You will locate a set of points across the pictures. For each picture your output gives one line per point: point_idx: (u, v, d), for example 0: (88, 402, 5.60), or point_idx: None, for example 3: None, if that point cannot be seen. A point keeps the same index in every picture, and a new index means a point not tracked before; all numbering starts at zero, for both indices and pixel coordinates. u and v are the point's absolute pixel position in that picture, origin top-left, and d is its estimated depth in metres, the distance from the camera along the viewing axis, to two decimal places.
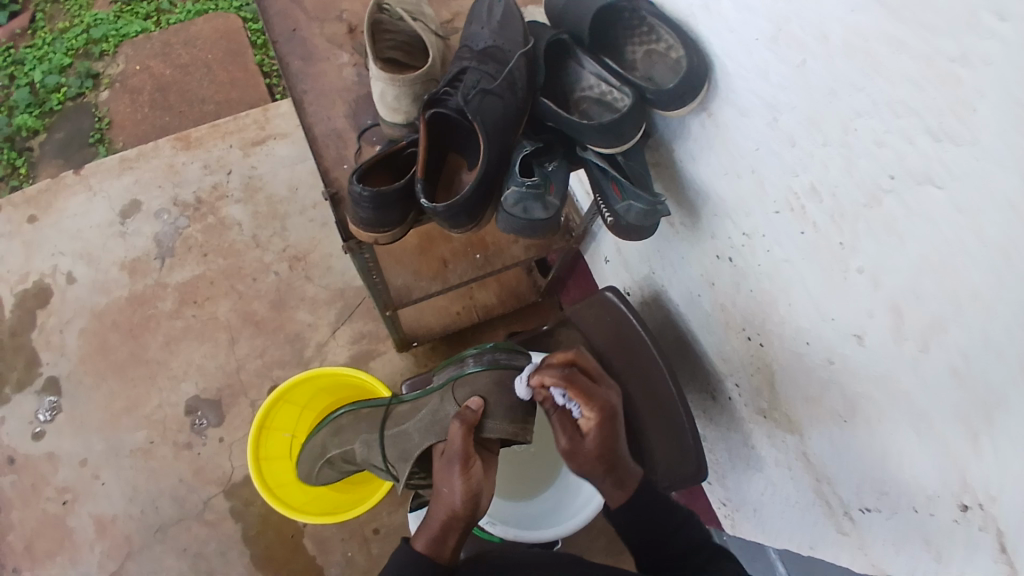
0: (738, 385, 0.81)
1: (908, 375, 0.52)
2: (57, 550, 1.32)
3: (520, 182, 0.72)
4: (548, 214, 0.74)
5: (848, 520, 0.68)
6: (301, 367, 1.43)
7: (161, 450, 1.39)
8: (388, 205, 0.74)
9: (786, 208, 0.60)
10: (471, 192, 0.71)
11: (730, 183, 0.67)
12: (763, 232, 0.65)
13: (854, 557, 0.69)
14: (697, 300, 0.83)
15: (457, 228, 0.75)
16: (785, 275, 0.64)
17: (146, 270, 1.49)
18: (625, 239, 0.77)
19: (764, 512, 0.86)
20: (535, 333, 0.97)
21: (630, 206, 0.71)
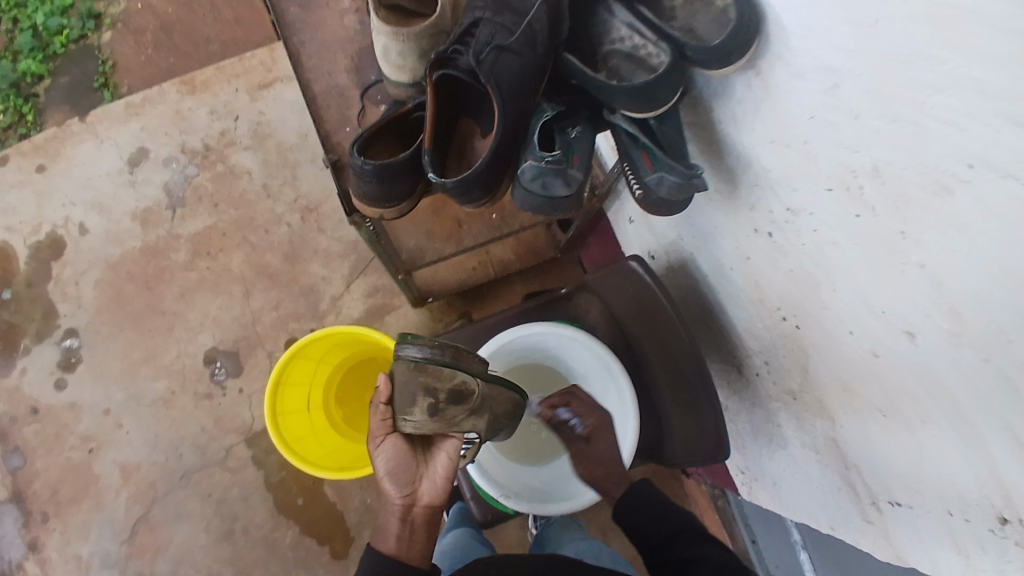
0: (767, 363, 0.79)
1: (959, 380, 0.49)
2: (81, 495, 1.38)
3: (539, 158, 0.68)
4: (570, 190, 0.70)
5: (875, 510, 0.69)
6: (316, 321, 1.42)
7: (181, 399, 1.42)
8: (395, 178, 0.70)
9: (840, 186, 0.55)
10: (483, 166, 0.67)
11: (776, 153, 0.62)
12: (810, 210, 0.61)
13: (876, 542, 0.71)
14: (730, 273, 0.80)
15: (471, 202, 0.72)
16: (830, 259, 0.61)
17: (157, 221, 1.48)
18: (655, 213, 0.73)
19: (784, 486, 0.89)
20: (554, 296, 0.98)
21: (661, 179, 0.66)
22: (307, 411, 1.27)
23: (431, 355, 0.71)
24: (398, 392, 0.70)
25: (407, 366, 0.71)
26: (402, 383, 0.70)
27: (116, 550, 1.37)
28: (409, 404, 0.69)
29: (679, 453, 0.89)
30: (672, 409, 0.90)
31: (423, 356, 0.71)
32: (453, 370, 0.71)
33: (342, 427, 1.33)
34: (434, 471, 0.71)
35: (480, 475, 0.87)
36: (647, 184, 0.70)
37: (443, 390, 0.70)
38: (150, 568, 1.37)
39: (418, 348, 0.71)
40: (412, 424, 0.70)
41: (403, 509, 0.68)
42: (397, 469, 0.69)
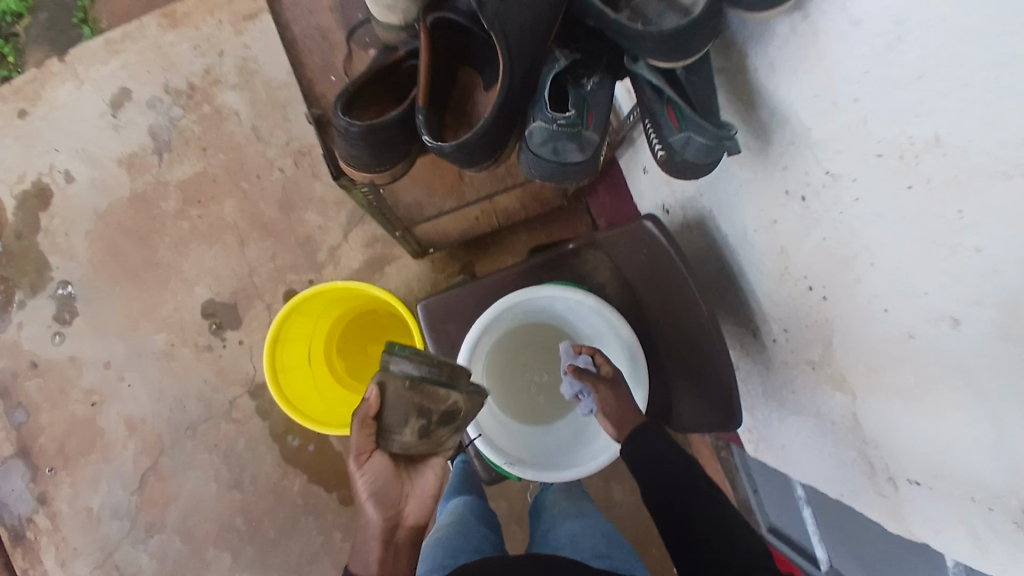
0: (787, 331, 0.75)
1: (1004, 377, 0.45)
2: (89, 448, 1.40)
3: (550, 121, 0.63)
4: (584, 155, 0.65)
5: (890, 485, 0.66)
6: (315, 272, 1.38)
7: (182, 352, 1.40)
8: (384, 141, 0.64)
9: (893, 154, 0.48)
10: (484, 128, 0.61)
11: (817, 110, 0.55)
12: (854, 176, 0.53)
13: (885, 513, 0.69)
14: (754, 237, 0.73)
15: (473, 166, 0.67)
16: (870, 232, 0.54)
17: (145, 167, 1.41)
18: (677, 176, 0.67)
19: (791, 450, 0.87)
20: (560, 254, 0.95)
21: (687, 140, 0.61)
22: (309, 365, 1.25)
23: (429, 373, 0.63)
24: (389, 408, 0.64)
25: (399, 381, 0.63)
26: (394, 399, 0.63)
27: (127, 500, 1.40)
28: (400, 424, 0.64)
29: (687, 420, 0.88)
30: (679, 376, 0.88)
31: (420, 373, 0.63)
32: (449, 390, 0.65)
33: (346, 380, 1.31)
34: (421, 491, 0.69)
35: (484, 442, 0.84)
36: (670, 144, 0.63)
37: (438, 412, 0.64)
38: (162, 517, 1.40)
39: (413, 363, 0.63)
40: (399, 443, 0.65)
41: (385, 533, 0.66)
42: (384, 489, 0.66)
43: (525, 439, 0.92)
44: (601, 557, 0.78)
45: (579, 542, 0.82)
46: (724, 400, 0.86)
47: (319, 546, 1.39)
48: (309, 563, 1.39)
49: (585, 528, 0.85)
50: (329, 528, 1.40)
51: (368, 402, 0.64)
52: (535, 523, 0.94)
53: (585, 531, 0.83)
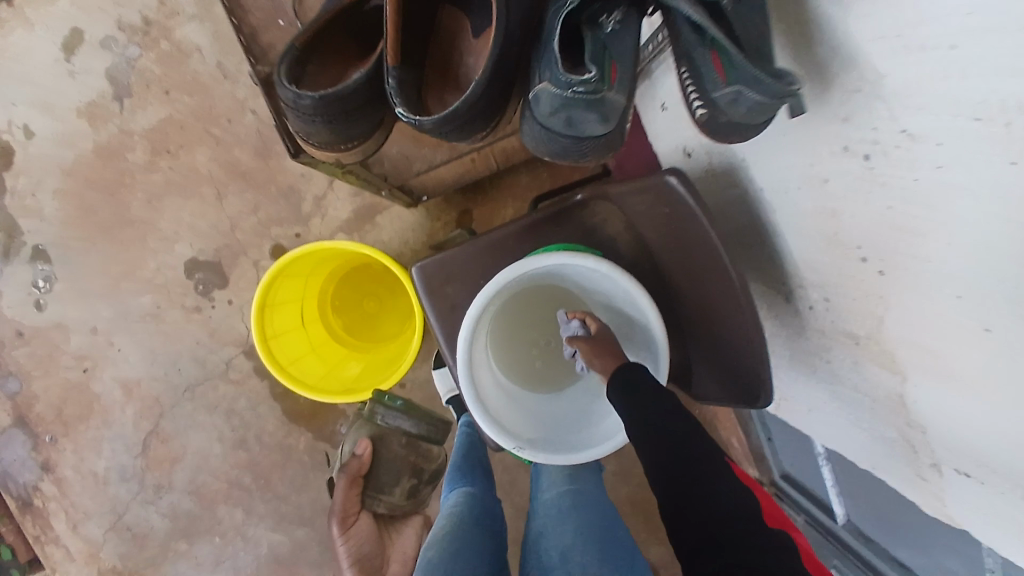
0: (827, 300, 0.66)
1: None
2: (88, 414, 1.35)
3: (564, 86, 0.54)
4: (606, 124, 0.58)
5: (933, 471, 0.60)
6: (301, 224, 1.28)
7: (170, 314, 1.33)
8: (338, 114, 0.71)
9: (998, 120, 0.37)
10: (469, 99, 0.62)
11: (895, 53, 0.42)
12: (939, 140, 0.42)
13: (928, 498, 0.64)
14: (796, 195, 0.62)
15: (466, 135, 0.69)
16: (951, 208, 0.44)
17: (106, 115, 1.28)
18: (720, 138, 0.57)
19: (817, 413, 0.82)
20: (566, 205, 0.86)
21: (737, 97, 0.50)
22: (304, 326, 1.18)
23: (418, 432, 1.13)
24: (383, 472, 1.09)
25: (395, 439, 1.10)
26: (390, 463, 1.09)
27: (132, 464, 1.37)
28: (393, 478, 1.09)
29: (709, 387, 0.82)
30: (710, 343, 0.80)
31: (413, 433, 1.12)
32: (428, 446, 1.14)
33: (344, 337, 1.24)
34: (399, 548, 1.08)
35: (492, 426, 0.77)
36: (712, 101, 0.53)
37: (424, 474, 1.12)
38: (169, 479, 1.37)
39: (406, 421, 1.12)
40: (384, 503, 1.10)
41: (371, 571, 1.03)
42: (369, 552, 1.03)
43: (534, 408, 0.86)
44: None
45: (572, 563, 0.76)
46: (749, 375, 0.76)
47: (329, 501, 1.37)
48: (321, 517, 1.38)
49: (578, 541, 0.78)
50: None
51: (361, 457, 1.06)
52: (532, 520, 0.89)
53: (578, 548, 0.77)
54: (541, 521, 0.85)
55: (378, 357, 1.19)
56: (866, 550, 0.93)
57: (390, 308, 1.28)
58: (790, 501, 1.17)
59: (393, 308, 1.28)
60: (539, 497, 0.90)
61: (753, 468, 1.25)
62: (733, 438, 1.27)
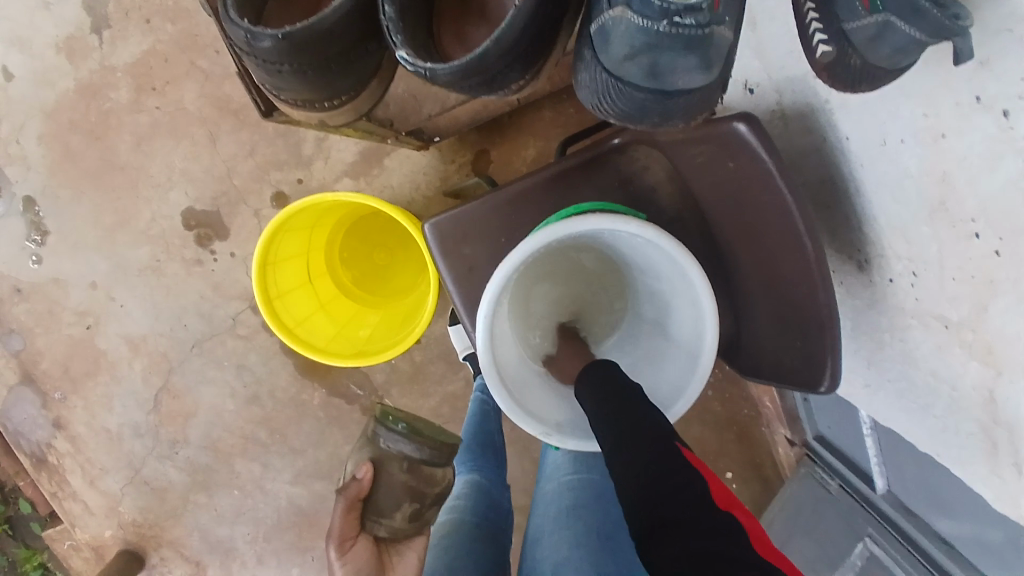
0: (914, 275, 0.53)
1: None
2: (95, 370, 1.31)
3: (659, 16, 0.42)
4: (709, 74, 0.46)
5: (1010, 470, 0.49)
6: (303, 168, 1.18)
7: (171, 266, 1.25)
8: (314, 60, 0.60)
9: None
10: (489, 50, 0.52)
11: None
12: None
13: (995, 497, 0.52)
14: (898, 150, 0.48)
15: (488, 91, 0.58)
16: None
17: (85, 49, 1.17)
18: (839, 86, 0.45)
19: (872, 392, 0.70)
20: (600, 151, 0.75)
21: (881, 32, 0.38)
22: (311, 282, 1.09)
23: (420, 455, 0.88)
24: (381, 489, 0.85)
25: (396, 463, 0.87)
26: (388, 482, 0.85)
27: (144, 420, 1.33)
28: None
29: (753, 365, 0.72)
30: (762, 314, 0.70)
31: (415, 454, 0.88)
32: None
33: (355, 292, 1.16)
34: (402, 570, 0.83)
35: (515, 409, 0.69)
36: (845, 35, 0.41)
37: (426, 493, 0.87)
38: (184, 434, 1.33)
39: (408, 445, 0.88)
40: (385, 526, 0.85)
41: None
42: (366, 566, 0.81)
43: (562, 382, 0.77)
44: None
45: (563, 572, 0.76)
46: (813, 356, 0.65)
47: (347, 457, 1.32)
48: (339, 470, 1.34)
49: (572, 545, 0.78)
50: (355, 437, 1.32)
51: (360, 483, 0.84)
52: (537, 508, 0.89)
53: (570, 553, 0.77)
54: (542, 521, 0.85)
55: (391, 313, 1.11)
56: (908, 525, 0.83)
57: (401, 260, 1.19)
58: (825, 464, 1.04)
59: (405, 260, 1.19)
60: (544, 487, 0.90)
61: (782, 428, 1.15)
62: (764, 395, 1.16)
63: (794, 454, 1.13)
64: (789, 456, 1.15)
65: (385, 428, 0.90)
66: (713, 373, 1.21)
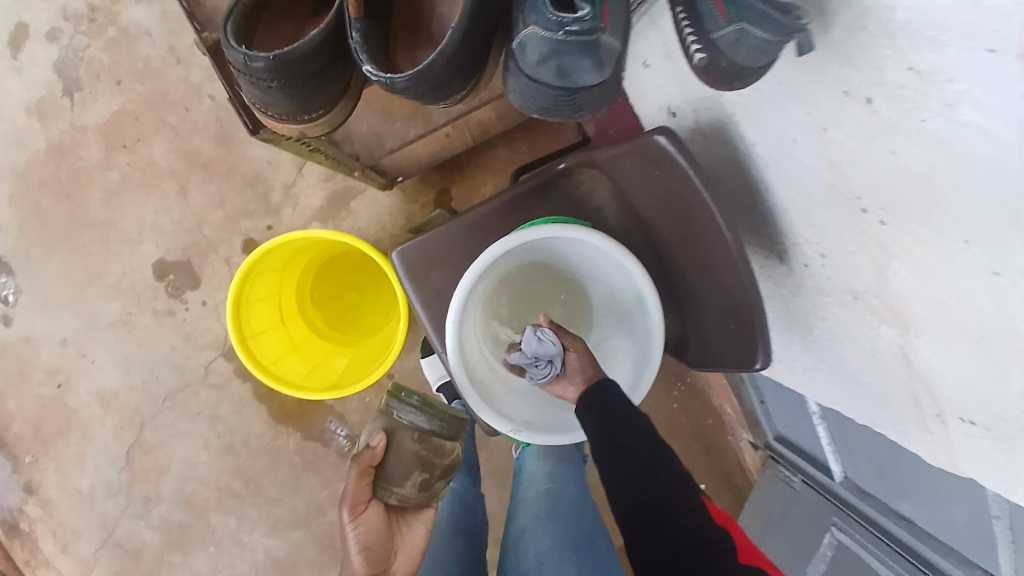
0: (823, 257, 0.61)
1: None
2: (66, 429, 1.29)
3: (555, 27, 0.48)
4: (603, 75, 0.52)
5: (938, 422, 0.56)
6: (271, 215, 1.22)
7: (141, 319, 1.26)
8: (296, 79, 0.65)
9: (1015, 51, 0.31)
10: (439, 59, 0.58)
11: None
12: (950, 75, 0.36)
13: (934, 452, 0.59)
14: (793, 147, 0.55)
15: (442, 98, 0.64)
16: (969, 150, 0.37)
17: (56, 111, 1.21)
18: (720, 88, 0.50)
19: (813, 376, 0.78)
20: (549, 176, 0.80)
21: (740, 36, 0.44)
22: (283, 323, 1.11)
23: (432, 426, 0.85)
24: (393, 459, 0.82)
25: (407, 434, 0.84)
26: (399, 452, 0.83)
27: (117, 478, 1.31)
28: None
29: (704, 355, 0.77)
30: (706, 310, 0.75)
31: (427, 425, 0.85)
32: None
33: (327, 331, 1.18)
34: (408, 543, 0.83)
35: (485, 408, 0.73)
36: (714, 44, 0.47)
37: (436, 463, 0.84)
38: (158, 490, 1.32)
39: (420, 417, 0.85)
40: (396, 493, 0.83)
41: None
42: (375, 538, 0.79)
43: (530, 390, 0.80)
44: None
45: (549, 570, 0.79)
46: (746, 338, 0.71)
47: (326, 500, 1.32)
48: (317, 517, 1.33)
49: (555, 547, 0.82)
50: (332, 481, 1.32)
51: (373, 451, 0.81)
52: (514, 505, 0.90)
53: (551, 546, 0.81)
54: (523, 519, 0.87)
55: (365, 347, 1.13)
56: (865, 505, 0.89)
57: (370, 299, 1.22)
58: (786, 463, 1.13)
59: (373, 299, 1.22)
60: (522, 485, 0.90)
61: (747, 433, 1.21)
62: (726, 403, 1.23)
63: (758, 458, 1.21)
64: (753, 461, 1.22)
65: (397, 400, 0.86)
66: (678, 388, 1.26)
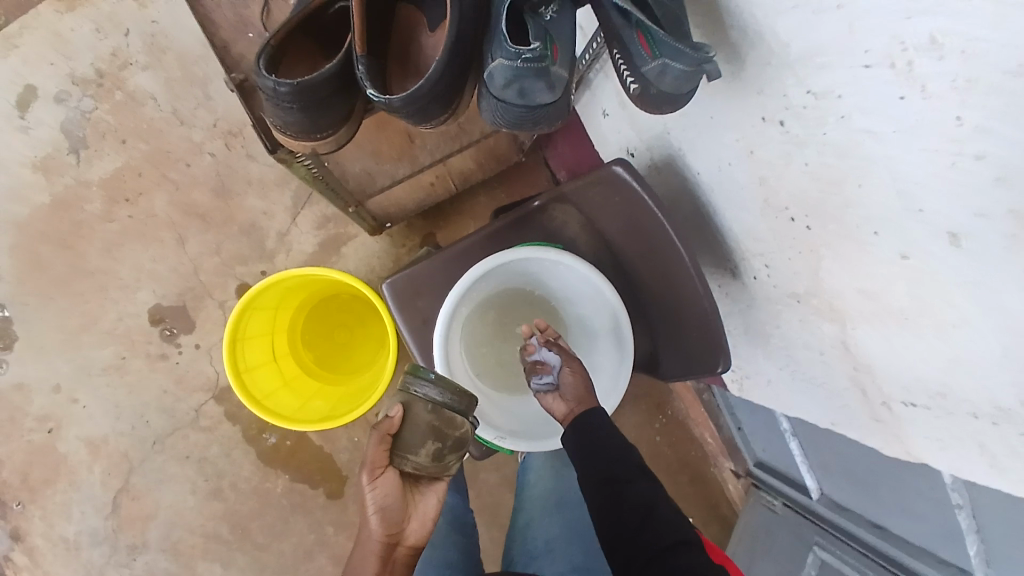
0: (769, 266, 0.70)
1: (1014, 294, 0.40)
2: (54, 476, 1.30)
3: (513, 56, 0.57)
4: (554, 94, 0.61)
5: (886, 410, 0.62)
6: (265, 261, 1.29)
7: (135, 364, 1.30)
8: (315, 101, 0.72)
9: (883, 63, 0.41)
10: (431, 82, 0.67)
11: (799, 20, 0.45)
12: (838, 93, 0.45)
13: (888, 443, 0.65)
14: (731, 170, 0.65)
15: (429, 120, 0.73)
16: (863, 151, 0.46)
17: (62, 168, 1.29)
18: (651, 110, 0.58)
19: (777, 385, 0.85)
20: (525, 213, 0.88)
21: (664, 68, 0.51)
22: (275, 359, 1.16)
23: (449, 400, 0.71)
24: (410, 430, 0.70)
25: (422, 405, 0.70)
26: (415, 423, 0.70)
27: (102, 525, 1.31)
28: None
29: (677, 367, 0.86)
30: (670, 325, 0.85)
31: (443, 399, 0.71)
32: None
33: (317, 371, 1.23)
34: (422, 511, 0.75)
35: None
36: (644, 76, 0.54)
37: (451, 437, 0.71)
38: (144, 537, 1.32)
39: (436, 389, 0.71)
40: (411, 465, 0.71)
41: (385, 547, 0.73)
42: (390, 505, 0.72)
43: (510, 406, 0.87)
44: (578, 568, 0.86)
45: (557, 552, 0.88)
46: (714, 347, 0.81)
47: (313, 543, 1.33)
48: (304, 561, 1.33)
49: (562, 532, 0.90)
50: (320, 523, 1.33)
51: (390, 421, 0.70)
52: (517, 500, 0.97)
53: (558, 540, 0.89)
54: (529, 510, 0.95)
55: (354, 382, 1.19)
56: (843, 520, 0.95)
57: (360, 337, 1.28)
58: (767, 486, 1.18)
59: (363, 336, 1.28)
60: (524, 483, 0.98)
61: (728, 461, 1.27)
62: (706, 432, 1.29)
63: (741, 486, 1.27)
64: (738, 490, 1.28)
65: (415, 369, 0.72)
66: (659, 421, 1.31)
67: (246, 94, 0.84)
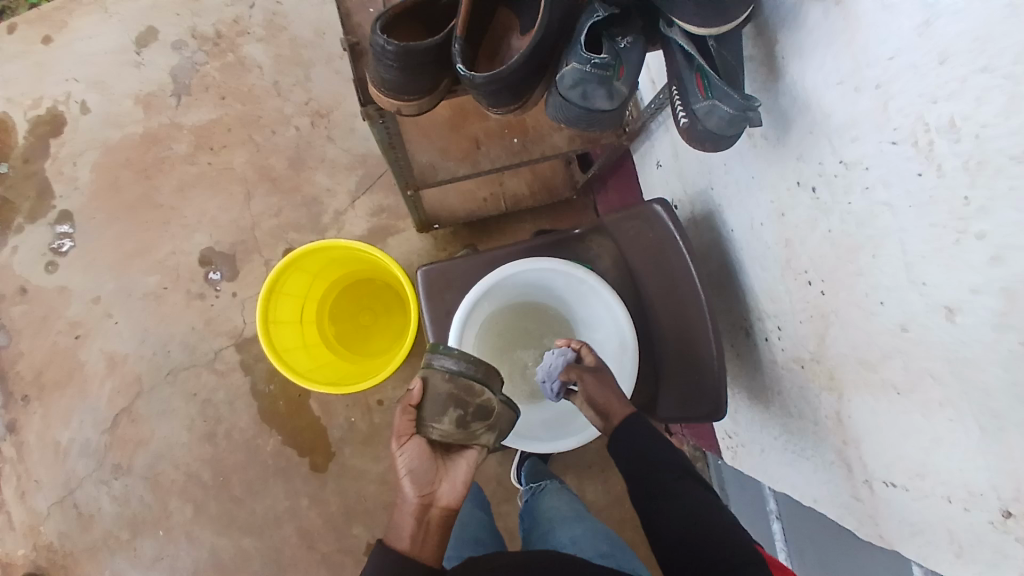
0: (780, 328, 0.76)
1: (993, 370, 0.45)
2: (66, 380, 1.38)
3: (584, 62, 0.66)
4: (610, 104, 0.70)
5: (866, 489, 0.66)
6: (316, 233, 1.39)
7: (173, 296, 1.39)
8: (410, 65, 0.75)
9: (907, 140, 0.48)
10: (515, 69, 0.70)
11: (843, 97, 0.53)
12: (866, 164, 0.53)
13: (862, 523, 0.68)
14: (761, 230, 0.73)
15: (500, 107, 0.77)
16: (880, 222, 0.53)
17: (161, 107, 1.42)
18: (697, 146, 0.66)
19: (769, 456, 0.89)
20: (564, 237, 0.96)
21: (712, 108, 0.59)
22: (301, 322, 1.23)
23: (465, 368, 0.75)
24: (430, 400, 0.74)
25: (440, 375, 0.75)
26: (435, 393, 0.74)
27: (96, 438, 1.37)
28: None
29: (673, 409, 0.91)
30: (671, 368, 0.91)
31: (458, 368, 0.75)
32: None
33: (336, 345, 1.30)
34: (453, 476, 0.74)
35: None
36: (693, 111, 0.62)
37: (472, 404, 0.74)
38: (130, 460, 1.37)
39: (452, 360, 0.76)
40: (438, 431, 0.74)
41: (419, 510, 0.70)
42: (419, 468, 0.73)
43: None
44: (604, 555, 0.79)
45: (582, 543, 0.82)
46: (711, 394, 0.87)
47: (286, 509, 1.37)
48: (272, 526, 1.36)
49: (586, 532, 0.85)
50: (297, 492, 1.37)
51: (411, 393, 0.75)
52: (531, 530, 0.94)
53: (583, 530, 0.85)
54: (546, 520, 0.92)
55: (366, 363, 1.25)
56: None
57: (382, 326, 1.35)
58: None
59: (386, 325, 1.35)
60: (537, 511, 0.96)
61: None
62: None
63: None
64: None
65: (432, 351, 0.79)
66: None
67: (358, 57, 0.87)
